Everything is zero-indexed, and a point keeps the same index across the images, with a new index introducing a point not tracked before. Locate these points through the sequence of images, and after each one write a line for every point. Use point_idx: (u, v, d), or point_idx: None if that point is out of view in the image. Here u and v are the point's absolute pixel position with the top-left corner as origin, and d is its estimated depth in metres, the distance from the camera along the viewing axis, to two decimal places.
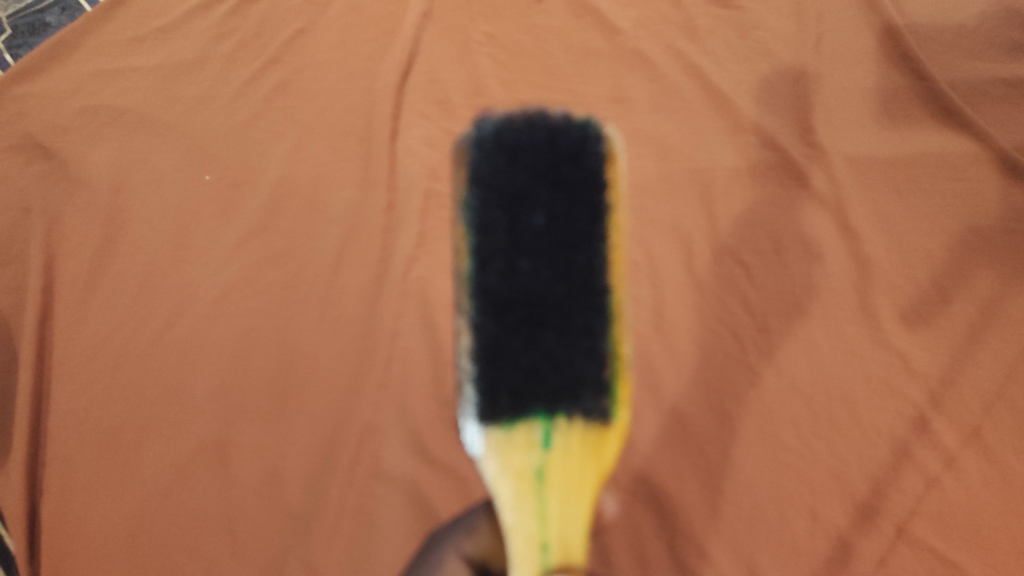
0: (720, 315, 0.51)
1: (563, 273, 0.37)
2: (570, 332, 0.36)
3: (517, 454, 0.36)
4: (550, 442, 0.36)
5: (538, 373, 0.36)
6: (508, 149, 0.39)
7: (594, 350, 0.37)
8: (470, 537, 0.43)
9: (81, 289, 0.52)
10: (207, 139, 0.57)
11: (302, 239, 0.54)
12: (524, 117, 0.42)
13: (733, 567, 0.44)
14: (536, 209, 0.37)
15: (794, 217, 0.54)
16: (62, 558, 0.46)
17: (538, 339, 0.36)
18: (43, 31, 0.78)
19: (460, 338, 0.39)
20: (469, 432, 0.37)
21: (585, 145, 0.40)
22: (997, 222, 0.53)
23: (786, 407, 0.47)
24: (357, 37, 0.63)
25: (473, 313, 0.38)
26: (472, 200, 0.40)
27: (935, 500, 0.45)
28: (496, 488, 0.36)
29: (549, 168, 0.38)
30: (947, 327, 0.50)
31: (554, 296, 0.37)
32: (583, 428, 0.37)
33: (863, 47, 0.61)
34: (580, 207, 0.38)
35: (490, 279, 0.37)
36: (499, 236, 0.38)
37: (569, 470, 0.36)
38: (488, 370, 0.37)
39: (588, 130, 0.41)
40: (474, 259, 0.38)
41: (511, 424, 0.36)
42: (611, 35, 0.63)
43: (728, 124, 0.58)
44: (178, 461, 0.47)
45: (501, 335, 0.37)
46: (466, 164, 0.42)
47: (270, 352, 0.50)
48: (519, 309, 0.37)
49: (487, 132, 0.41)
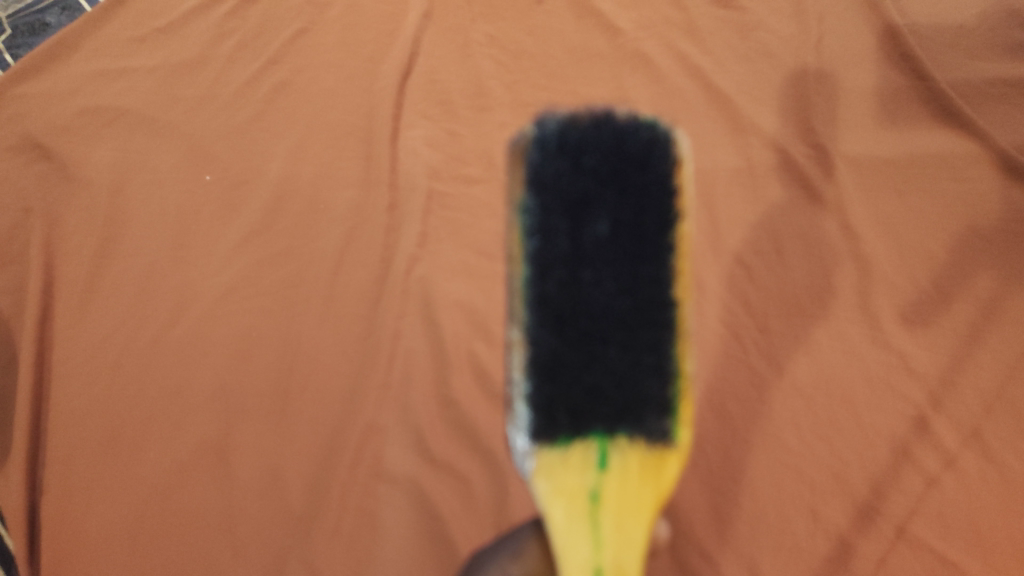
0: (721, 316, 0.51)
1: (627, 284, 0.32)
2: (633, 347, 0.32)
3: (570, 474, 0.32)
4: (607, 462, 0.32)
5: (600, 391, 0.32)
6: (571, 149, 0.33)
7: (660, 368, 0.32)
8: (516, 561, 0.38)
9: (82, 290, 0.52)
10: (207, 139, 0.57)
11: (303, 239, 0.54)
12: (588, 112, 0.34)
13: (734, 567, 0.44)
14: (602, 215, 0.32)
15: (796, 218, 0.54)
16: (64, 558, 0.46)
17: (600, 355, 0.32)
18: (42, 31, 0.78)
19: (513, 350, 0.33)
20: (519, 448, 0.33)
21: (656, 146, 0.33)
22: (997, 222, 0.53)
23: (786, 408, 0.48)
24: (358, 36, 0.63)
25: (527, 328, 0.32)
26: (527, 200, 0.33)
27: (935, 500, 0.45)
28: (545, 509, 0.33)
29: (616, 171, 0.32)
30: (948, 327, 0.50)
31: (618, 310, 0.32)
32: (645, 448, 0.33)
33: (864, 46, 0.61)
34: (650, 213, 0.32)
35: (547, 289, 0.32)
36: (559, 243, 0.32)
37: (628, 492, 0.32)
38: (545, 389, 0.32)
39: (660, 127, 0.34)
40: (529, 268, 0.33)
41: (566, 443, 0.33)
42: (612, 35, 0.63)
43: (729, 125, 0.58)
44: (180, 461, 0.47)
45: (561, 351, 0.32)
46: (516, 155, 0.35)
47: (272, 353, 0.50)
48: (580, 323, 0.32)
49: (546, 120, 0.34)
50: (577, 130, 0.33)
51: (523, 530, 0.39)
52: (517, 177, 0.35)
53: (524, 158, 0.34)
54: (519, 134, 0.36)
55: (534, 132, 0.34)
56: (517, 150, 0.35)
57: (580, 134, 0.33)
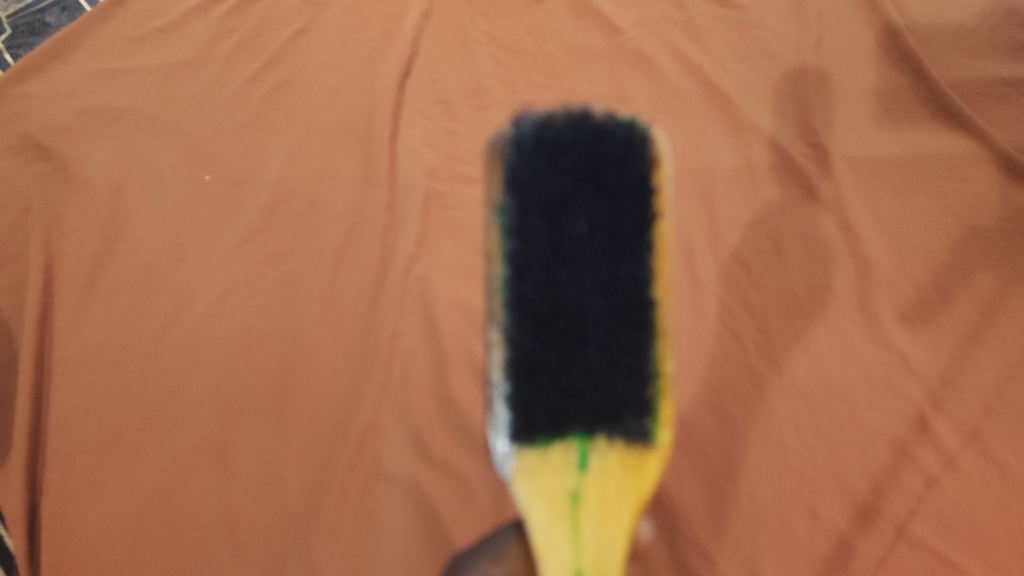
0: (721, 315, 0.51)
1: (605, 284, 0.32)
2: (612, 348, 0.32)
3: (550, 475, 0.32)
4: (587, 463, 0.33)
5: (578, 392, 0.32)
6: (548, 149, 0.33)
7: (638, 369, 0.32)
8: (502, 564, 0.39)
9: (81, 290, 0.52)
10: (207, 139, 0.57)
11: (302, 239, 0.54)
12: (565, 110, 0.34)
13: (733, 567, 0.44)
14: (579, 215, 0.32)
15: (796, 218, 0.54)
16: (63, 558, 0.46)
17: (578, 356, 0.32)
18: (42, 31, 0.78)
19: (492, 351, 0.33)
20: (499, 451, 0.33)
21: (634, 145, 0.33)
22: (997, 222, 0.53)
23: (786, 407, 0.48)
24: (357, 36, 0.63)
25: (505, 330, 0.32)
26: (504, 200, 0.33)
27: (935, 500, 0.45)
28: (526, 511, 0.33)
29: (593, 170, 0.32)
30: (947, 327, 0.50)
31: (597, 310, 0.32)
32: (624, 448, 0.33)
33: (863, 46, 0.61)
34: (627, 213, 0.32)
35: (525, 290, 0.32)
36: (536, 244, 0.32)
37: (608, 493, 0.32)
38: (524, 392, 0.32)
39: (639, 126, 0.34)
40: (508, 269, 0.33)
41: (545, 444, 0.32)
42: (611, 35, 0.63)
43: (729, 125, 0.58)
44: (178, 461, 0.47)
45: (538, 352, 0.32)
46: (495, 155, 0.35)
47: (270, 353, 0.50)
48: (558, 323, 0.32)
49: (523, 119, 0.34)
50: (553, 129, 0.33)
51: (505, 533, 0.41)
52: (495, 176, 0.35)
53: (501, 157, 0.34)
54: (498, 134, 0.36)
55: (511, 132, 0.34)
56: (495, 150, 0.35)
57: (556, 133, 0.33)
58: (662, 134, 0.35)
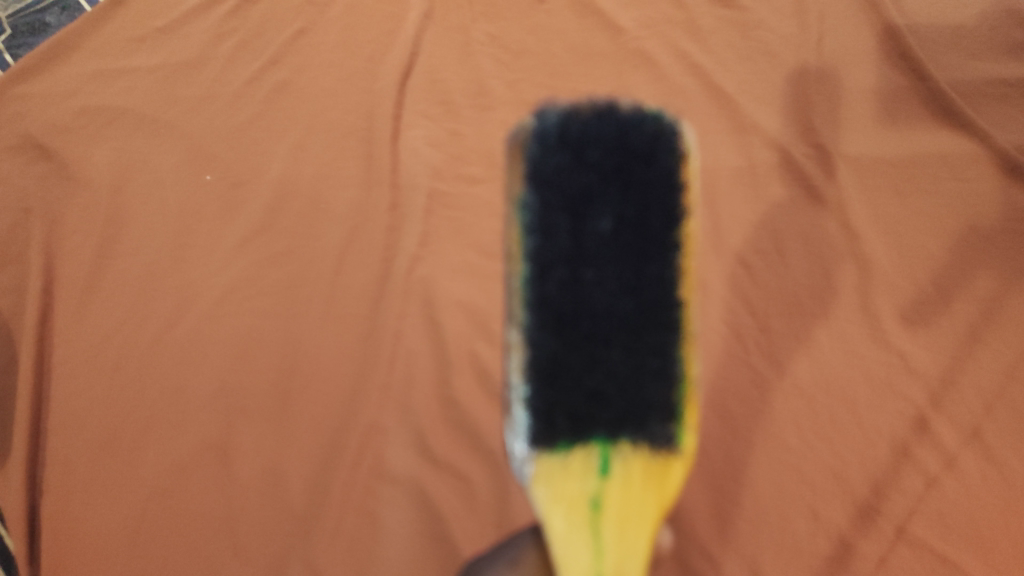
0: (723, 316, 0.51)
1: (630, 285, 0.32)
2: (636, 350, 0.32)
3: (571, 481, 0.32)
4: (608, 469, 0.33)
5: (602, 395, 0.32)
6: (573, 143, 0.33)
7: (663, 372, 0.32)
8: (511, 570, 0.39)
9: (82, 290, 0.52)
10: (208, 139, 0.57)
11: (304, 239, 0.54)
12: (590, 104, 0.35)
13: (735, 566, 0.44)
14: (604, 212, 0.32)
15: (797, 218, 0.54)
16: (65, 558, 0.46)
17: (602, 358, 0.32)
18: (42, 30, 0.78)
19: (512, 350, 0.33)
20: (519, 454, 0.33)
21: (662, 140, 0.33)
22: (998, 222, 0.53)
23: (787, 408, 0.48)
24: (358, 36, 0.63)
25: (527, 329, 0.33)
26: (527, 196, 0.33)
27: (935, 500, 0.45)
28: (546, 517, 0.33)
29: (619, 166, 0.32)
30: (948, 327, 0.50)
31: (621, 311, 0.32)
32: (648, 454, 0.33)
33: (864, 46, 0.61)
34: (654, 211, 0.32)
35: (548, 289, 0.32)
36: (560, 241, 0.32)
37: (630, 500, 0.32)
38: (546, 394, 0.32)
39: (665, 121, 0.34)
40: (530, 268, 0.33)
41: (566, 449, 0.33)
42: (612, 35, 0.63)
43: (730, 125, 0.58)
44: (180, 461, 0.47)
45: (561, 353, 0.32)
46: (516, 149, 0.35)
47: (272, 353, 0.50)
48: (581, 324, 0.32)
49: (547, 112, 0.34)
50: (577, 122, 0.33)
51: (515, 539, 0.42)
52: (517, 172, 0.35)
53: (524, 151, 0.34)
54: (520, 128, 0.36)
55: (535, 124, 0.34)
56: (517, 143, 0.35)
57: (582, 127, 0.33)
58: (689, 130, 0.35)
